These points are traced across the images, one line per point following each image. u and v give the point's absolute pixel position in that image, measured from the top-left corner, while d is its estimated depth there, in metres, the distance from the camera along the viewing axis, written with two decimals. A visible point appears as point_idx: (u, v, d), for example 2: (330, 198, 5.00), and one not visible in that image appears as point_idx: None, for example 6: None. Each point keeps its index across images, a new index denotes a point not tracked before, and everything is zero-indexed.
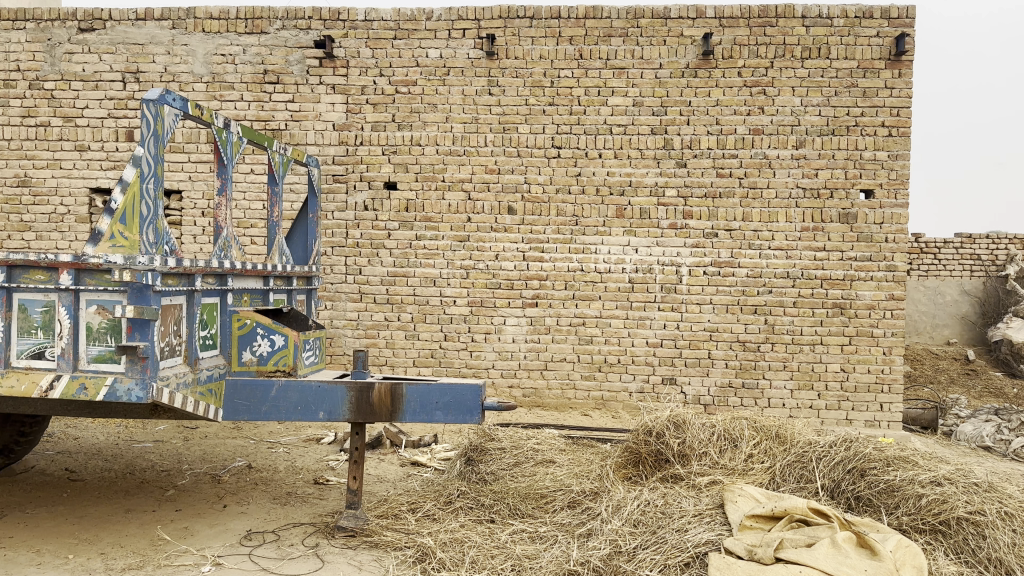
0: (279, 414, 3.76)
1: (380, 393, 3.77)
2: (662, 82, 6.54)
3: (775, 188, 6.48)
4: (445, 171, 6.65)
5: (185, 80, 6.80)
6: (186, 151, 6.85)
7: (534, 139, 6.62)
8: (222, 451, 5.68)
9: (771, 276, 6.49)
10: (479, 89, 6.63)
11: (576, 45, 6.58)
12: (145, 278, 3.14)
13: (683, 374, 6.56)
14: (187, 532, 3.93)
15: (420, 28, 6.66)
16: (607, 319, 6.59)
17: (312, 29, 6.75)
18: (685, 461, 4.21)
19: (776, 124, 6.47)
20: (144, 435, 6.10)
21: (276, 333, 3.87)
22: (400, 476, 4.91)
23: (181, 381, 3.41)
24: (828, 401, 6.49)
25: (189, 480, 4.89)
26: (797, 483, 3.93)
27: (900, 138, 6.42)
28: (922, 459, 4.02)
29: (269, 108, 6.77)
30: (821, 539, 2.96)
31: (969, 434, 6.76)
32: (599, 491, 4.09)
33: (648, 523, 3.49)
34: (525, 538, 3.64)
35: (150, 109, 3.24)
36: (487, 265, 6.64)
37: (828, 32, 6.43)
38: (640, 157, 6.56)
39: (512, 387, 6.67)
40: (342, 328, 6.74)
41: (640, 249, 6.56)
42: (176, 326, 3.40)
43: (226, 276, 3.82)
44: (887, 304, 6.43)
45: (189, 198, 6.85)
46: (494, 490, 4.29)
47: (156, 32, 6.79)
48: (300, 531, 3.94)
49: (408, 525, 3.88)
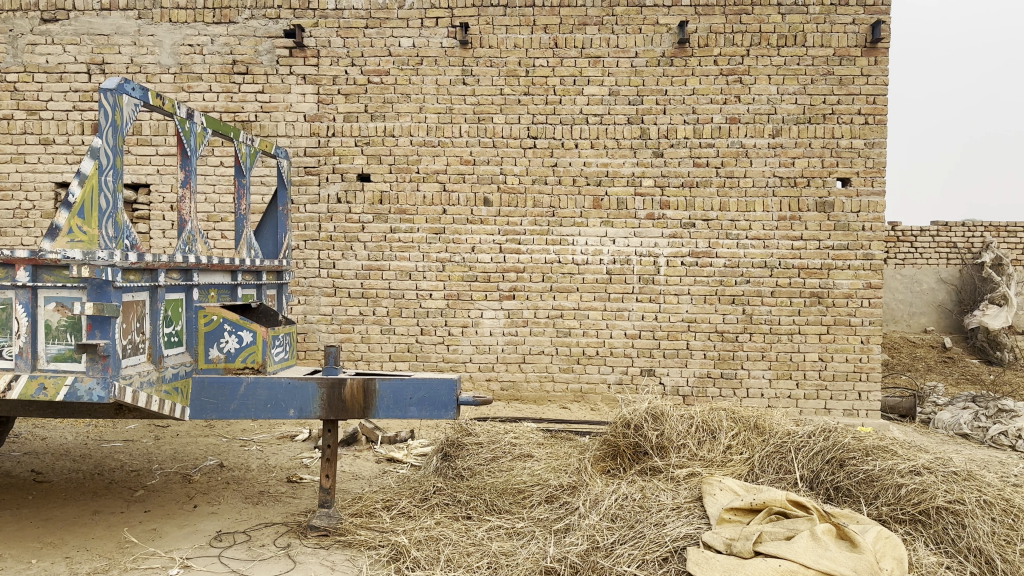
0: (248, 412, 3.69)
1: (353, 389, 3.69)
2: (638, 71, 6.48)
3: (752, 177, 6.45)
4: (419, 163, 6.56)
5: (151, 71, 6.64)
6: (154, 144, 6.69)
7: (509, 129, 6.53)
8: (194, 450, 5.57)
9: (749, 266, 6.46)
10: (453, 79, 6.54)
11: (551, 34, 6.49)
12: (105, 274, 3.03)
13: (662, 365, 6.53)
14: (155, 534, 3.83)
15: (392, 17, 6.55)
16: (585, 311, 6.53)
17: (281, 18, 6.62)
18: (664, 453, 4.17)
19: (753, 112, 6.44)
20: (113, 434, 5.97)
21: (243, 329, 3.76)
22: (376, 473, 4.83)
23: (145, 380, 3.30)
24: (806, 391, 6.48)
25: (159, 481, 4.78)
26: (776, 474, 3.91)
27: (876, 126, 6.40)
28: (901, 448, 4.01)
29: (239, 99, 6.63)
30: (800, 532, 2.92)
31: (946, 422, 6.80)
32: (578, 485, 4.04)
33: (627, 517, 3.44)
34: (502, 535, 3.58)
35: (108, 99, 3.12)
36: (463, 258, 6.56)
37: (804, 19, 6.40)
38: (616, 146, 6.50)
39: (490, 380, 6.60)
40: (316, 323, 6.63)
41: (617, 239, 6.50)
42: (139, 323, 3.29)
43: (192, 271, 3.71)
44: (864, 292, 6.43)
45: (157, 192, 6.70)
46: (471, 485, 4.22)
47: (121, 22, 6.62)
48: (272, 531, 3.85)
49: (383, 523, 3.81)
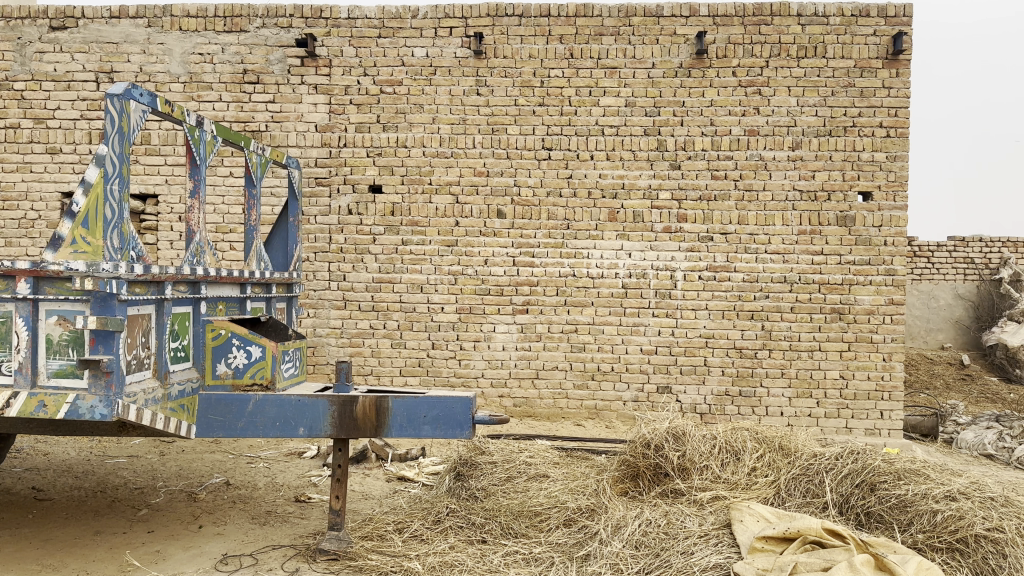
0: (256, 430, 3.56)
1: (365, 407, 3.56)
2: (655, 82, 6.37)
3: (772, 190, 6.31)
4: (431, 174, 6.45)
5: (161, 80, 6.56)
6: (162, 154, 6.59)
7: (523, 141, 6.42)
8: (199, 467, 5.44)
9: (768, 281, 6.32)
10: (466, 89, 6.43)
11: (566, 44, 6.39)
12: (110, 287, 2.91)
13: (679, 383, 6.37)
14: (158, 557, 3.69)
15: (405, 26, 6.45)
16: (600, 326, 6.39)
17: (293, 27, 6.53)
18: (686, 475, 4.01)
19: (772, 124, 6.31)
20: (118, 450, 5.84)
21: (252, 344, 3.65)
22: (386, 493, 4.69)
23: (150, 398, 3.17)
24: (827, 410, 6.31)
25: (164, 499, 4.64)
26: (804, 499, 3.76)
27: (898, 139, 6.27)
28: (934, 472, 3.83)
29: (249, 108, 6.54)
30: (838, 562, 2.74)
31: (970, 442, 6.63)
32: (597, 508, 3.88)
33: (651, 545, 3.29)
34: (519, 561, 3.42)
35: (115, 105, 3.02)
36: (476, 271, 6.43)
37: (824, 30, 6.29)
38: (632, 158, 6.38)
39: (502, 397, 6.46)
40: (325, 336, 6.50)
41: (633, 253, 6.37)
42: (144, 338, 3.16)
43: (200, 284, 3.56)
44: (886, 309, 6.28)
45: (165, 203, 6.60)
46: (485, 507, 4.06)
47: (131, 30, 6.55)
48: (280, 554, 3.71)
49: (395, 547, 3.66)
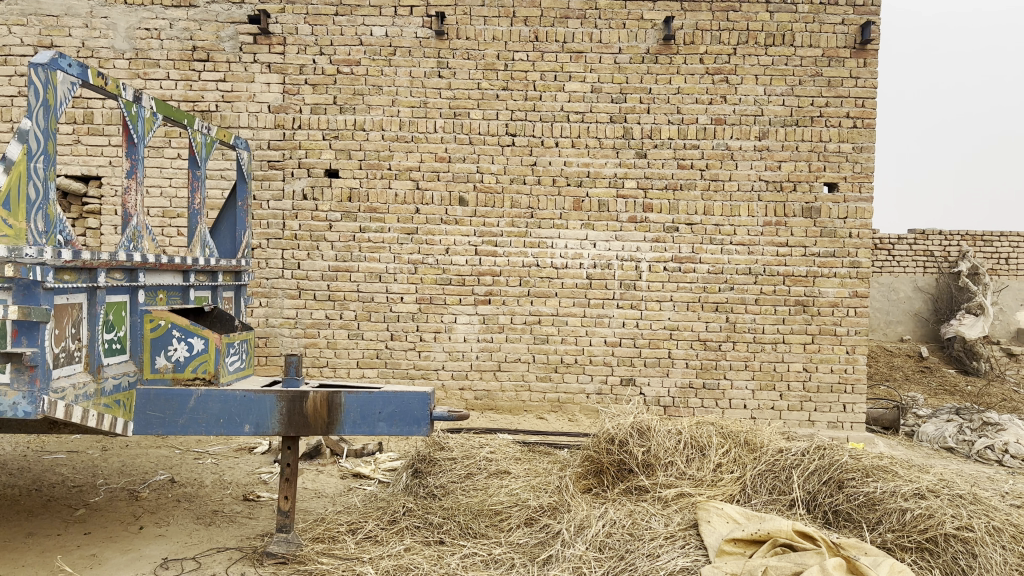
0: (198, 427, 3.33)
1: (316, 403, 3.37)
2: (622, 68, 6.23)
3: (737, 180, 6.22)
4: (390, 158, 6.23)
5: (104, 56, 6.22)
6: (106, 134, 6.27)
7: (486, 126, 6.24)
8: (143, 463, 5.17)
9: (733, 272, 6.24)
10: (427, 71, 6.22)
11: (531, 27, 6.22)
12: (33, 274, 2.66)
13: (643, 375, 6.28)
14: (94, 561, 3.45)
15: (364, 4, 6.21)
16: (564, 317, 6.26)
17: (245, 3, 6.25)
18: (650, 471, 3.89)
19: (739, 113, 6.22)
20: (56, 445, 5.54)
21: (193, 336, 3.39)
22: (340, 491, 4.51)
23: (81, 394, 2.93)
24: (790, 402, 6.27)
25: (103, 498, 4.39)
26: (770, 496, 3.67)
27: (865, 130, 6.22)
28: (902, 468, 3.77)
29: (198, 87, 6.24)
30: (809, 566, 2.63)
31: (932, 435, 6.66)
32: (559, 507, 3.75)
33: (616, 547, 3.17)
34: (478, 563, 3.27)
35: (39, 75, 2.75)
36: (437, 260, 6.24)
37: (792, 18, 6.21)
38: (598, 146, 6.24)
39: (463, 389, 6.29)
40: (278, 327, 6.26)
41: (598, 243, 6.24)
42: (74, 329, 2.92)
43: (137, 271, 3.33)
44: (851, 301, 6.24)
45: (109, 185, 6.29)
46: (443, 506, 3.88)
47: (72, 3, 6.18)
48: (225, 557, 3.50)
49: (347, 550, 3.47)
